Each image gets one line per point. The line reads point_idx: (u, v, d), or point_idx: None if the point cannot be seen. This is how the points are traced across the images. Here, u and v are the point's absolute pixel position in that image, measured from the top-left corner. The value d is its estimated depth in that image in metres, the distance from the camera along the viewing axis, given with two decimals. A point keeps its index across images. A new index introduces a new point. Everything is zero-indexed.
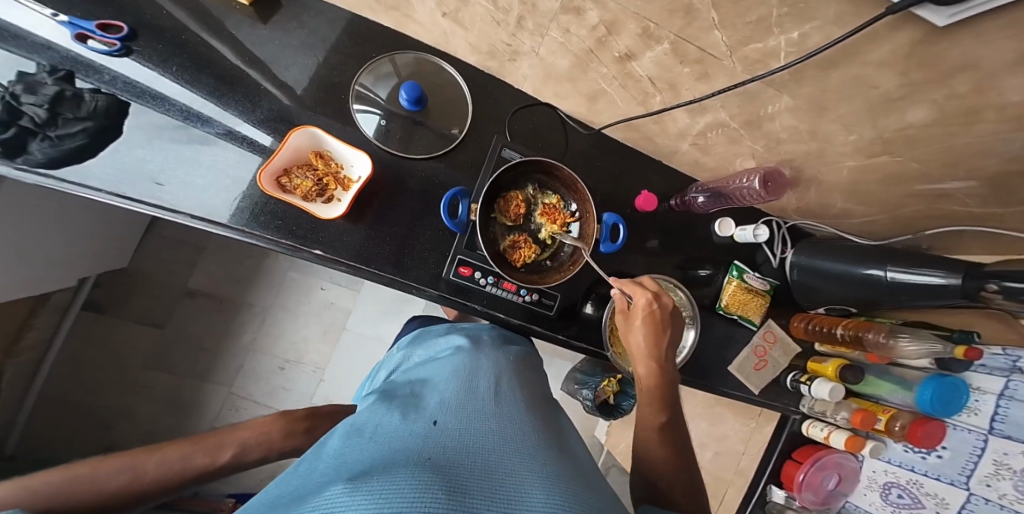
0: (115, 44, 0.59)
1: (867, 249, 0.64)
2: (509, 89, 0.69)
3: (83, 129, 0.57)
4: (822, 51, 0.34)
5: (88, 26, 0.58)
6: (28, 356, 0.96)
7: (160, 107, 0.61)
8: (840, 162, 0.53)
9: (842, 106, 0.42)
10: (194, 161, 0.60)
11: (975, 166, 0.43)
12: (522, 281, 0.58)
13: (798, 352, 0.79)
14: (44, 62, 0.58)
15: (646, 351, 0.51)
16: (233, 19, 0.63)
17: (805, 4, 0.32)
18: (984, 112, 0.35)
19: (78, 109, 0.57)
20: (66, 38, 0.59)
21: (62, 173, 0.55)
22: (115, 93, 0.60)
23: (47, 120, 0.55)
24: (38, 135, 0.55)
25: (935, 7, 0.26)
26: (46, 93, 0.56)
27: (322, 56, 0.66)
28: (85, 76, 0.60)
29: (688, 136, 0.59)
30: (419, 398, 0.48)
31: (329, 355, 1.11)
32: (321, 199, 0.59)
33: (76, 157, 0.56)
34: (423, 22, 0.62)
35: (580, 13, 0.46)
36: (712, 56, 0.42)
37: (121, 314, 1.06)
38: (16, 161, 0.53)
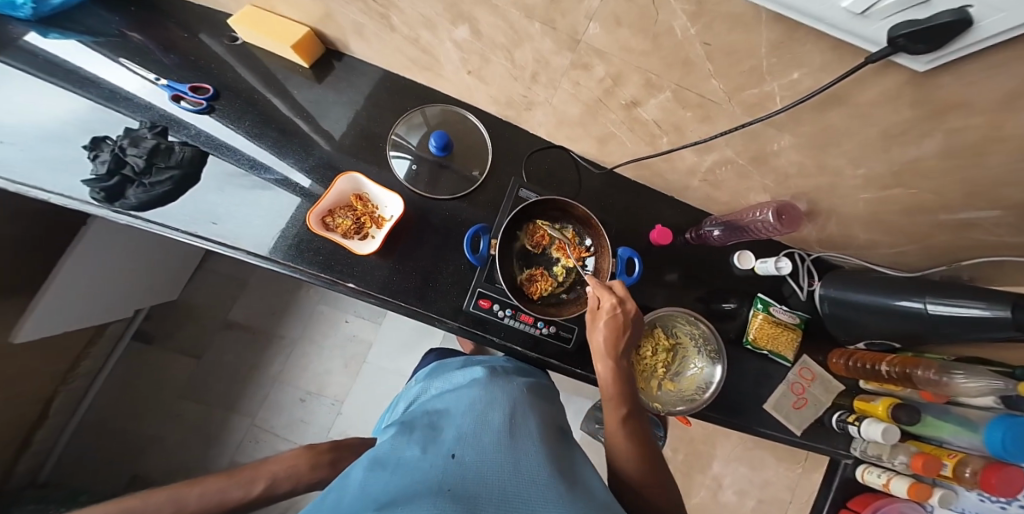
0: (202, 103, 0.71)
1: (899, 281, 0.62)
2: (527, 134, 0.75)
3: (171, 177, 0.66)
4: (816, 94, 0.36)
5: (183, 89, 0.70)
6: (77, 383, 1.04)
7: (231, 157, 0.70)
8: (854, 195, 0.53)
9: (844, 142, 0.43)
10: (249, 203, 0.68)
11: (993, 197, 0.42)
12: (539, 313, 0.60)
13: (841, 390, 0.74)
14: (146, 120, 0.70)
15: (607, 352, 0.51)
16: (296, 83, 0.75)
17: (791, 55, 0.34)
18: (988, 144, 0.35)
19: (169, 159, 0.67)
20: (163, 99, 0.72)
21: (149, 215, 0.64)
22: (199, 145, 0.70)
23: (144, 169, 0.65)
24: (135, 182, 0.65)
25: (911, 56, 0.27)
26: (146, 146, 0.66)
27: (362, 111, 0.74)
28: (177, 131, 0.70)
29: (697, 172, 0.62)
30: (435, 431, 0.49)
31: (348, 388, 1.14)
32: (357, 236, 0.65)
33: (163, 201, 0.65)
34: (450, 79, 0.70)
35: (588, 68, 0.51)
36: (712, 101, 0.45)
37: (166, 344, 1.15)
38: (115, 205, 0.63)
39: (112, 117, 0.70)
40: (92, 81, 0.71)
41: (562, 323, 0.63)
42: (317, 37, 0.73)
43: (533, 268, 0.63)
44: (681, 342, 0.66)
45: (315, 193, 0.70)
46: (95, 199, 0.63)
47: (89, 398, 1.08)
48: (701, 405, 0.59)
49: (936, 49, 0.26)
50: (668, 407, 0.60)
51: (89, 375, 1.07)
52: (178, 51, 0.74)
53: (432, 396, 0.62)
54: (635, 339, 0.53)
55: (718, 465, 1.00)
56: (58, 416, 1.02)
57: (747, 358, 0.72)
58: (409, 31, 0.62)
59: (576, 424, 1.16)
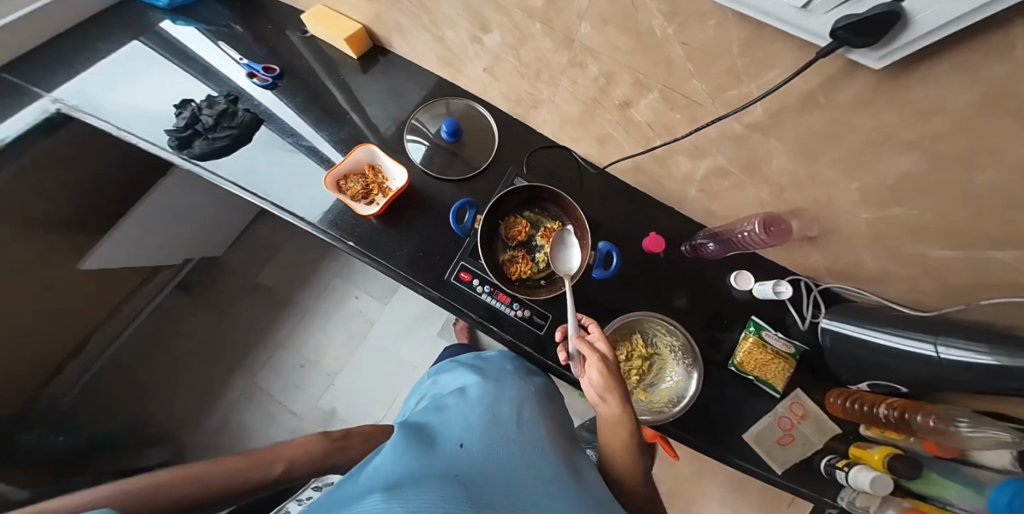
0: (269, 80, 0.79)
1: (915, 321, 0.54)
2: (533, 132, 0.76)
3: (229, 135, 0.74)
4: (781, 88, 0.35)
5: (257, 68, 0.79)
6: (119, 322, 1.11)
7: (279, 127, 0.78)
8: (854, 214, 0.50)
9: (831, 150, 0.42)
10: (284, 166, 0.75)
11: (996, 231, 0.38)
12: (515, 291, 0.62)
13: (836, 433, 0.68)
14: (223, 90, 0.79)
15: (609, 391, 0.47)
16: (342, 69, 0.81)
17: (761, 53, 0.34)
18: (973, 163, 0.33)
19: (232, 121, 0.75)
20: (239, 74, 0.81)
21: (208, 165, 0.73)
22: (260, 113, 0.78)
23: (211, 126, 0.74)
24: (202, 136, 0.74)
25: (862, 50, 0.27)
26: (218, 108, 0.75)
27: (393, 98, 0.80)
28: (245, 102, 0.79)
29: (693, 180, 0.61)
30: (441, 427, 0.48)
31: (346, 360, 1.19)
32: (363, 200, 0.69)
33: (221, 153, 0.74)
34: (468, 74, 0.74)
35: (583, 67, 0.53)
36: (698, 103, 0.45)
37: (201, 299, 1.24)
38: (184, 153, 0.73)
39: (189, 85, 0.79)
40: (192, 57, 0.82)
41: (536, 309, 0.66)
42: (368, 34, 0.79)
43: (517, 250, 0.65)
44: (660, 352, 0.65)
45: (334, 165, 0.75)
46: (171, 145, 0.73)
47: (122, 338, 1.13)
48: (672, 416, 0.57)
49: (881, 43, 0.25)
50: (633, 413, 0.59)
51: (128, 317, 1.14)
52: (268, 43, 0.83)
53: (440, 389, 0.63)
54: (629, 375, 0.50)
55: (704, 503, 0.94)
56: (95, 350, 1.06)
57: (733, 382, 0.68)
58: (436, 29, 0.67)
59: None
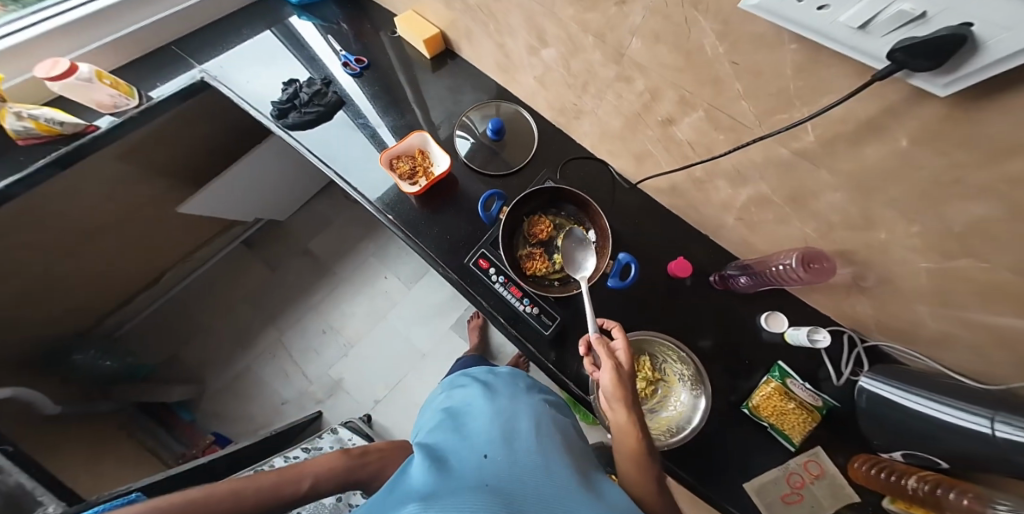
0: (357, 70, 0.85)
1: (977, 393, 0.48)
2: (574, 143, 0.77)
3: (317, 111, 0.80)
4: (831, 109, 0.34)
5: (351, 59, 0.85)
6: (186, 267, 1.20)
7: (359, 110, 0.83)
8: (911, 261, 0.45)
9: (886, 189, 0.40)
10: (353, 143, 0.80)
11: None
12: (529, 287, 0.63)
13: (853, 503, 0.61)
14: (321, 74, 0.86)
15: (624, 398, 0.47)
16: (416, 65, 0.86)
17: (814, 76, 0.34)
18: None
19: (322, 100, 0.81)
20: (336, 62, 0.87)
21: (298, 136, 0.80)
22: (346, 97, 0.84)
23: (306, 102, 0.80)
24: (297, 109, 0.80)
25: (927, 75, 0.26)
26: (314, 89, 0.81)
27: (455, 97, 0.83)
28: (338, 86, 0.84)
29: (732, 208, 0.59)
30: (462, 436, 0.49)
31: (363, 335, 1.22)
32: (408, 180, 0.72)
33: (310, 127, 0.80)
34: (520, 81, 0.76)
35: (629, 81, 0.54)
36: (743, 124, 0.44)
37: (258, 256, 1.29)
38: (281, 123, 0.80)
39: (291, 62, 0.87)
40: (303, 43, 0.89)
41: (546, 308, 0.65)
42: (444, 40, 0.84)
43: (536, 247, 0.66)
44: (667, 379, 0.64)
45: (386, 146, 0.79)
46: (271, 115, 0.81)
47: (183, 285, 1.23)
48: (669, 444, 0.56)
49: (949, 67, 0.24)
50: None
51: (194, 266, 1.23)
52: (361, 41, 0.89)
53: (456, 394, 0.63)
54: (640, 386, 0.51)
55: None
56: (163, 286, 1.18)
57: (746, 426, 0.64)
58: (500, 38, 0.70)
59: None
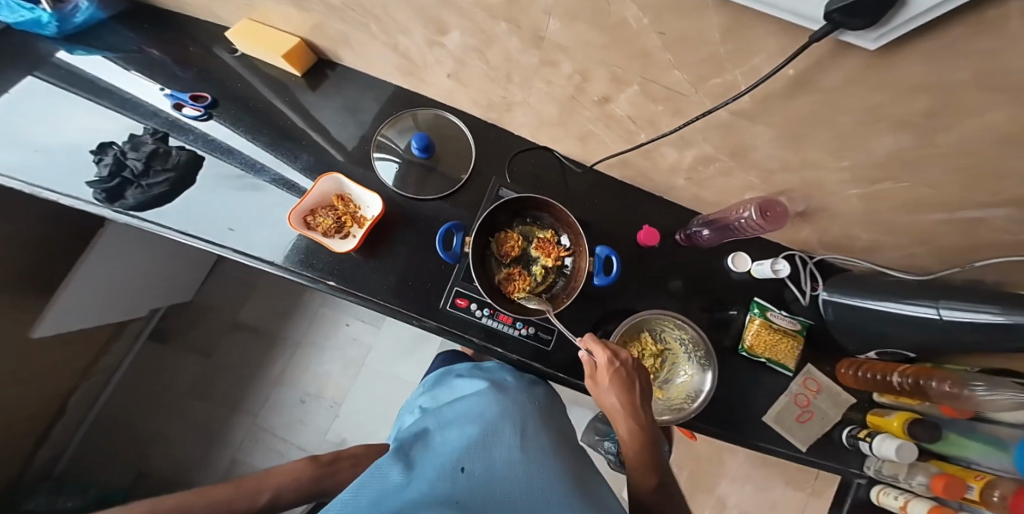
0: (201, 110, 0.75)
1: (912, 286, 0.56)
2: (512, 136, 0.73)
3: (167, 178, 0.70)
4: (771, 76, 0.33)
5: (185, 99, 0.75)
6: (96, 379, 1.15)
7: (230, 160, 0.73)
8: (844, 191, 0.48)
9: (818, 135, 0.40)
10: (240, 205, 0.70)
11: (1010, 195, 0.37)
12: (515, 312, 0.60)
13: (853, 403, 0.68)
14: (151, 125, 0.75)
15: (625, 411, 0.49)
16: (290, 88, 0.78)
17: (741, 38, 0.32)
18: (969, 133, 0.31)
19: (166, 162, 0.72)
20: (168, 106, 0.77)
21: (147, 215, 0.68)
22: (193, 150, 0.74)
23: (143, 171, 0.70)
24: (133, 184, 0.69)
25: (856, 32, 0.25)
26: (145, 150, 0.72)
27: (352, 118, 0.76)
28: (177, 135, 0.75)
29: (680, 170, 0.59)
30: (441, 438, 0.53)
31: (346, 389, 1.19)
32: (338, 234, 0.66)
33: (160, 201, 0.69)
34: (434, 83, 0.70)
35: (555, 65, 0.50)
36: (679, 92, 0.43)
37: (180, 344, 1.24)
38: (116, 206, 0.67)
39: (104, 116, 0.75)
40: (107, 90, 0.77)
41: (541, 324, 0.64)
42: (307, 46, 0.76)
43: (512, 267, 0.64)
44: (671, 348, 0.64)
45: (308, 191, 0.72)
46: (98, 199, 0.67)
47: (105, 394, 1.18)
48: (691, 413, 0.57)
49: (878, 23, 0.23)
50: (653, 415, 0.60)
51: (108, 372, 1.18)
52: (193, 66, 0.79)
53: (442, 395, 0.63)
54: (646, 390, 0.52)
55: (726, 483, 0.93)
56: (77, 407, 1.13)
57: (746, 369, 0.67)
58: (389, 38, 0.63)
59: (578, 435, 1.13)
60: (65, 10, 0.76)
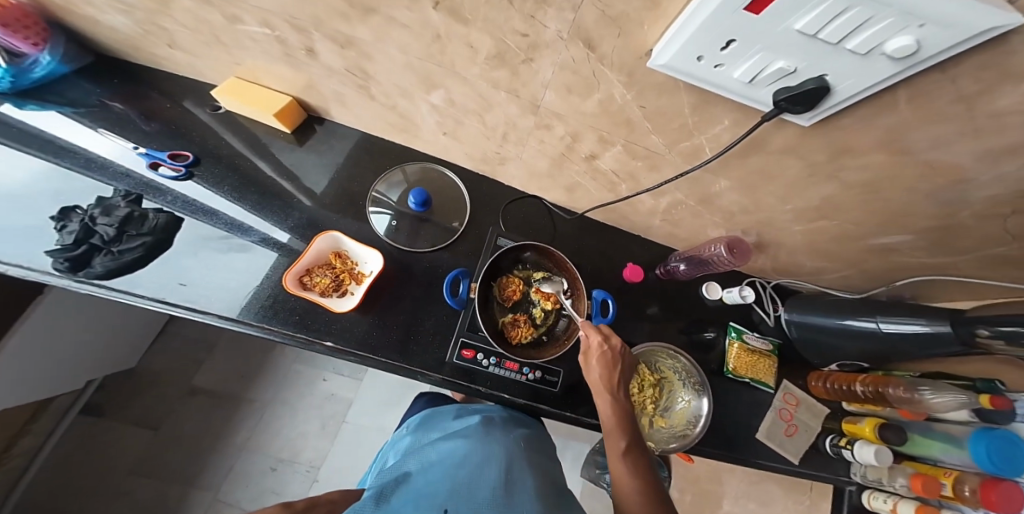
0: (181, 170, 0.74)
1: (851, 303, 0.66)
2: (502, 186, 0.80)
3: (142, 243, 0.67)
4: (735, 145, 0.43)
5: (163, 157, 0.74)
6: (14, 463, 1.02)
7: (210, 221, 0.72)
8: (791, 228, 0.59)
9: (772, 184, 0.50)
10: (223, 267, 0.68)
11: (917, 227, 0.48)
12: (523, 358, 0.64)
13: (827, 413, 0.75)
14: (122, 187, 0.72)
15: (605, 387, 0.53)
16: (275, 144, 0.80)
17: (709, 112, 0.41)
18: (896, 178, 0.41)
19: (142, 226, 0.69)
20: (141, 167, 0.75)
21: (113, 283, 0.63)
22: (173, 211, 0.72)
23: (114, 237, 0.66)
24: (103, 250, 0.65)
25: (796, 114, 0.35)
26: (118, 214, 0.68)
27: (343, 172, 0.79)
28: (153, 197, 0.72)
29: (657, 213, 0.68)
30: (422, 479, 0.52)
31: (326, 451, 1.13)
32: (336, 293, 0.66)
33: (131, 267, 0.65)
34: (428, 140, 0.75)
35: (549, 128, 0.58)
36: (657, 152, 0.52)
37: (121, 417, 1.14)
38: (78, 275, 0.63)
39: (60, 176, 0.72)
40: (70, 150, 0.74)
41: (547, 368, 0.67)
42: (299, 105, 0.79)
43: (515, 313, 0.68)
44: (666, 377, 0.70)
45: (296, 247, 0.72)
46: (58, 269, 0.62)
47: (25, 480, 1.05)
48: (695, 439, 0.62)
49: (813, 108, 0.34)
50: (662, 444, 0.64)
51: (27, 453, 1.05)
52: (159, 120, 0.79)
53: (426, 438, 0.61)
54: (629, 373, 0.56)
55: (729, 503, 0.98)
56: None
57: (731, 389, 0.73)
58: (388, 100, 0.67)
59: (575, 471, 1.13)
60: (25, 63, 0.71)
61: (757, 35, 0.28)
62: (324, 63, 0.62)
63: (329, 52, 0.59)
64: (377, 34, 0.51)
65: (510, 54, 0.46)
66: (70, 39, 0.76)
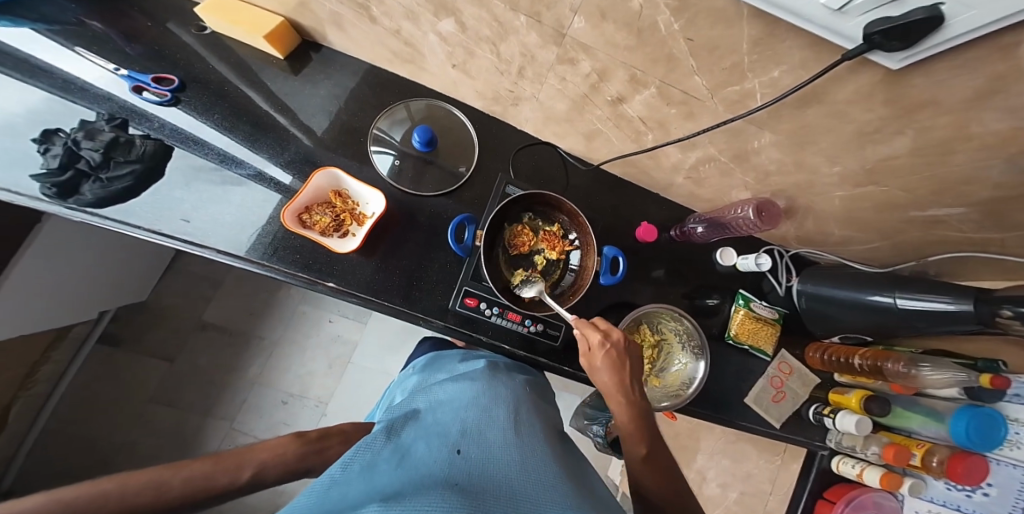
0: (166, 94, 0.67)
1: (872, 276, 0.63)
2: (513, 130, 0.74)
3: (131, 171, 0.63)
4: (793, 92, 0.38)
5: (145, 80, 0.66)
6: (38, 389, 1.05)
7: (200, 152, 0.67)
8: (830, 193, 0.54)
9: (820, 141, 0.44)
10: (220, 201, 0.64)
11: (974, 196, 0.43)
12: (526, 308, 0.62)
13: (817, 383, 0.76)
14: (103, 111, 0.66)
15: (615, 389, 0.51)
16: (267, 70, 0.72)
17: (771, 51, 0.35)
18: (970, 139, 0.36)
19: (129, 153, 0.63)
20: (124, 89, 0.68)
21: (106, 212, 0.59)
22: (160, 138, 0.66)
23: (101, 163, 0.61)
24: (91, 177, 0.61)
25: (886, 54, 0.30)
26: (103, 138, 0.63)
27: (343, 104, 0.72)
28: (138, 123, 0.66)
29: (681, 169, 0.62)
30: (432, 417, 0.51)
31: (332, 389, 1.17)
32: (337, 233, 0.62)
33: (122, 198, 0.61)
34: (435, 73, 0.67)
35: (573, 63, 0.51)
36: (696, 98, 0.46)
37: (136, 349, 1.17)
38: (68, 202, 0.59)
39: (45, 100, 0.66)
40: (47, 70, 0.67)
41: (549, 321, 0.66)
42: (292, 26, 0.70)
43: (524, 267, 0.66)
44: (666, 338, 0.69)
45: (294, 187, 0.67)
46: (46, 194, 0.59)
47: (51, 403, 1.09)
48: (686, 399, 0.63)
49: (907, 47, 0.28)
50: (653, 403, 0.64)
51: (50, 379, 1.08)
52: (142, 41, 0.70)
53: (430, 380, 0.61)
54: (636, 368, 0.54)
55: (703, 459, 1.04)
56: (18, 420, 1.03)
57: (733, 355, 0.73)
58: (391, 23, 0.58)
59: (568, 420, 1.19)
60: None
61: None
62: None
63: None
64: None
65: None
66: None
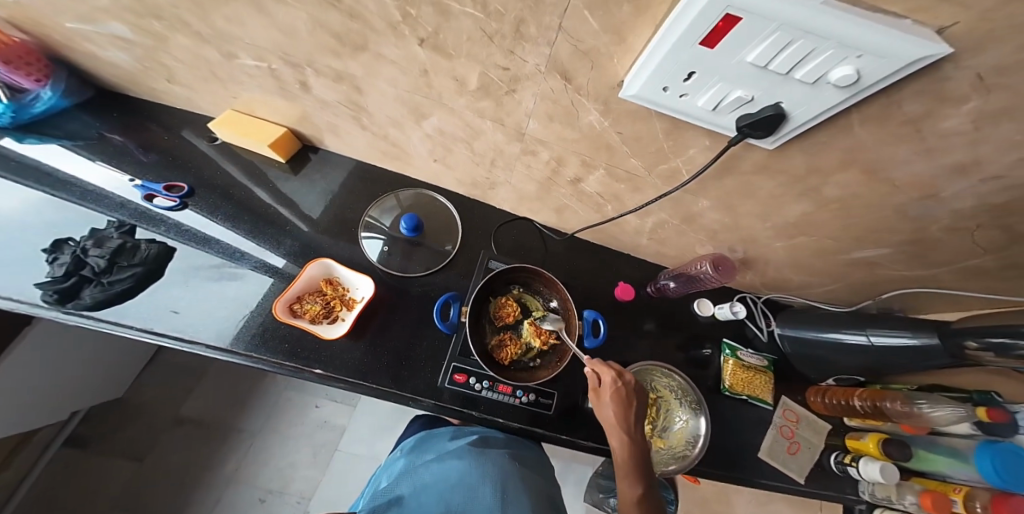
0: (175, 201, 0.76)
1: (841, 317, 0.66)
2: (493, 209, 0.82)
3: (132, 274, 0.68)
4: (708, 167, 0.45)
5: (158, 189, 0.76)
6: None
7: (208, 248, 0.74)
8: (772, 243, 0.60)
9: (749, 203, 0.51)
10: (214, 296, 0.69)
11: (894, 240, 0.49)
12: (513, 379, 0.64)
13: (829, 429, 0.74)
14: (116, 218, 0.74)
15: (618, 427, 0.53)
16: (270, 173, 0.82)
17: (684, 137, 0.43)
18: (865, 196, 0.43)
19: (132, 258, 0.70)
20: (137, 197, 0.77)
21: (103, 314, 0.64)
22: (163, 242, 0.73)
23: (105, 268, 0.67)
24: (93, 281, 0.66)
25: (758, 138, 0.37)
26: (110, 245, 0.70)
27: (338, 199, 0.80)
28: (147, 227, 0.74)
29: (644, 232, 0.69)
30: (415, 504, 0.54)
31: (317, 482, 1.10)
32: (326, 320, 0.66)
33: (120, 298, 0.66)
34: (419, 166, 0.77)
35: (535, 154, 0.60)
36: (638, 175, 0.54)
37: (108, 449, 1.12)
38: (67, 306, 0.63)
39: (61, 208, 0.74)
40: (66, 182, 0.76)
41: (540, 390, 0.67)
42: (293, 135, 0.82)
43: (503, 332, 0.68)
44: (663, 396, 0.70)
45: (290, 275, 0.73)
46: (46, 301, 0.63)
47: None
48: (694, 460, 0.61)
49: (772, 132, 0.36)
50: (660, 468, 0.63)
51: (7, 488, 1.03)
52: (157, 150, 0.81)
53: (418, 455, 0.62)
54: (643, 406, 0.56)
55: None
56: None
57: (729, 407, 0.73)
58: (379, 130, 0.69)
59: (579, 497, 1.11)
60: (26, 99, 0.74)
61: (713, 69, 0.30)
62: (317, 97, 0.65)
63: (322, 86, 0.62)
64: (367, 69, 0.54)
65: (494, 87, 0.49)
66: (71, 73, 0.79)
